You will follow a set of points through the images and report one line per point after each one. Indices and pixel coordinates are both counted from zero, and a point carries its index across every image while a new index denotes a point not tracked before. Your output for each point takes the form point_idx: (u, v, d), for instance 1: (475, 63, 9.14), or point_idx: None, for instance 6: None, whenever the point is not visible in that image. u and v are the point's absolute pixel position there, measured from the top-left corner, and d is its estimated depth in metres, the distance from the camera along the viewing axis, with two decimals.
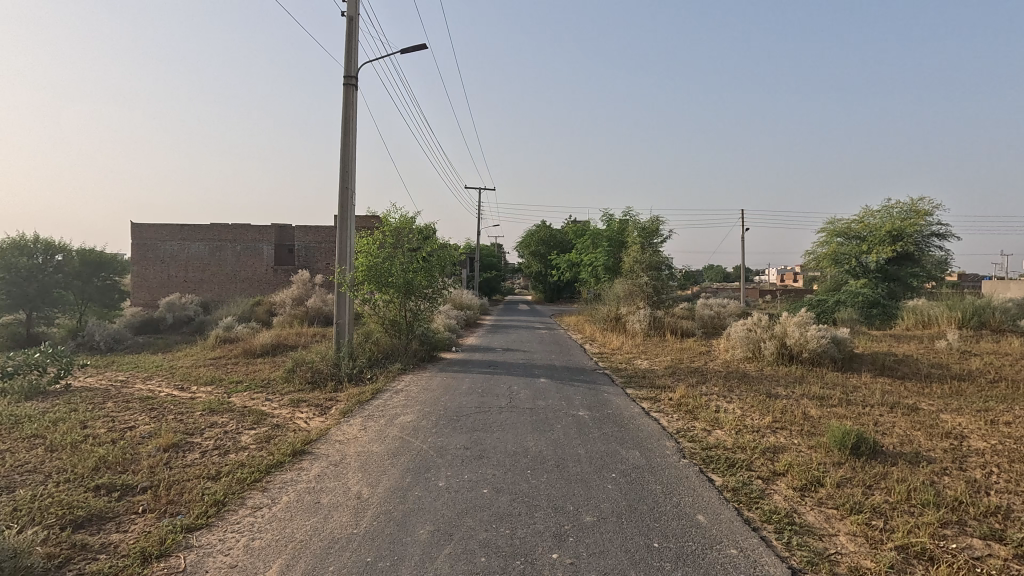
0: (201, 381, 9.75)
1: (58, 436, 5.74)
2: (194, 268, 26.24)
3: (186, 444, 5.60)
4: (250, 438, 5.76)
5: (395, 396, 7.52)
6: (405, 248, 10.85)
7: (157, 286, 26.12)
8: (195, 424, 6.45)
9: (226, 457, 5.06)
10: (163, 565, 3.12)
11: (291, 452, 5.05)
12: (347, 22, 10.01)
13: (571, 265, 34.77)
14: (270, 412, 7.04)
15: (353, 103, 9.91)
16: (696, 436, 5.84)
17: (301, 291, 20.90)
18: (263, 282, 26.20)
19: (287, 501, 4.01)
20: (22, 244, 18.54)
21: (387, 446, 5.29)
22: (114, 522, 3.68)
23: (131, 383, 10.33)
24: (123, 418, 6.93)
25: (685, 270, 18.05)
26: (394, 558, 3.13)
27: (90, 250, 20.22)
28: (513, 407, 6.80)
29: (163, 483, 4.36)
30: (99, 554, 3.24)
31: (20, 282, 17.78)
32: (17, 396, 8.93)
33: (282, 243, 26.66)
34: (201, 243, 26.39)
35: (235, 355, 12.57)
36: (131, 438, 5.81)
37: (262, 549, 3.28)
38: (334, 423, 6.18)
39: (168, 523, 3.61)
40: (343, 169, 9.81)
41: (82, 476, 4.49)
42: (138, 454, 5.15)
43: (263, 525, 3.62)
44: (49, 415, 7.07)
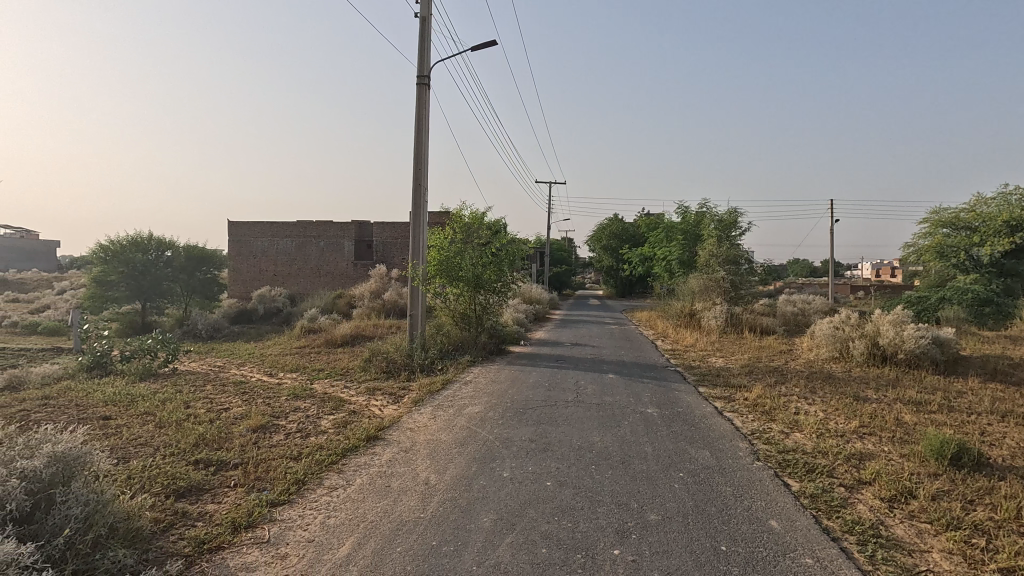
0: (287, 368, 10.46)
1: (165, 414, 6.39)
2: (283, 263, 28.03)
3: (273, 426, 6.05)
4: (328, 423, 6.12)
5: (464, 387, 7.70)
6: (475, 243, 11.04)
7: (251, 279, 28.23)
8: (280, 408, 6.94)
9: (307, 440, 5.41)
10: (250, 535, 3.40)
11: (365, 437, 5.32)
12: (420, 23, 10.31)
13: (644, 259, 33.94)
14: (347, 399, 7.44)
15: (425, 101, 10.21)
16: (772, 438, 5.56)
17: (378, 284, 21.83)
18: (343, 276, 27.58)
19: (360, 483, 4.23)
20: (138, 241, 20.66)
21: (454, 435, 5.44)
22: (209, 494, 4.05)
23: (227, 368, 11.25)
24: (219, 400, 7.59)
25: (767, 264, 17.11)
26: (457, 544, 3.24)
27: (193, 246, 22.16)
28: (580, 402, 6.77)
29: (252, 461, 4.74)
30: (197, 522, 3.58)
31: (137, 276, 20.00)
32: (132, 377, 10.02)
33: (361, 239, 27.95)
34: (289, 239, 28.19)
35: (317, 345, 13.37)
36: (226, 418, 6.35)
37: (336, 527, 3.49)
38: (405, 412, 6.43)
39: (254, 498, 3.92)
40: (416, 167, 10.13)
41: (183, 451, 4.96)
42: (231, 433, 5.63)
43: (338, 504, 3.85)
44: (158, 395, 7.87)
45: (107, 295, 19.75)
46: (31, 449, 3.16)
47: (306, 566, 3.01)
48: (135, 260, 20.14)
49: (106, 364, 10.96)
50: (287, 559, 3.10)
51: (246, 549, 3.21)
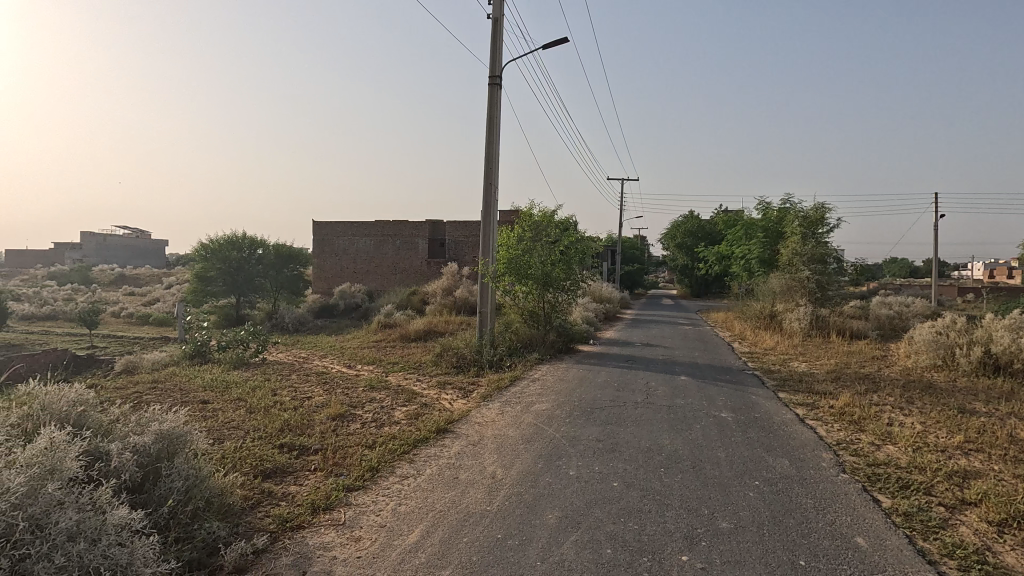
0: (364, 361, 10.97)
1: (255, 400, 6.90)
2: (362, 261, 29.36)
3: (350, 415, 6.37)
4: (401, 414, 6.36)
5: (531, 384, 7.75)
6: (545, 241, 11.04)
7: (332, 276, 29.80)
8: (358, 398, 7.31)
9: (381, 430, 5.66)
10: (327, 516, 3.61)
11: (435, 429, 5.49)
12: (492, 24, 10.45)
13: (721, 258, 32.57)
14: (419, 392, 7.70)
15: (497, 101, 10.34)
16: (861, 449, 5.17)
17: (450, 282, 22.36)
18: (417, 274, 28.48)
19: (429, 474, 4.37)
20: (234, 240, 22.39)
21: (521, 431, 5.49)
22: (292, 476, 4.34)
23: (310, 360, 11.97)
24: (302, 389, 8.10)
25: (858, 263, 15.90)
26: (522, 538, 3.27)
27: (282, 245, 23.71)
28: (649, 404, 6.61)
29: (330, 447, 5.02)
30: (281, 501, 3.84)
31: (232, 272, 21.68)
32: (228, 365, 10.90)
33: (435, 237, 28.75)
34: (367, 238, 29.48)
35: (392, 339, 13.92)
36: (309, 406, 6.77)
37: (406, 514, 3.62)
38: (474, 406, 6.57)
39: (333, 482, 4.15)
40: (487, 166, 10.29)
41: (270, 435, 5.33)
42: (313, 420, 6.00)
43: (409, 492, 4.00)
44: (249, 382, 8.51)
45: (207, 290, 21.59)
46: (141, 426, 3.51)
47: (378, 550, 3.15)
48: (231, 257, 21.84)
49: (205, 353, 11.99)
50: (361, 541, 3.26)
51: (324, 530, 3.41)
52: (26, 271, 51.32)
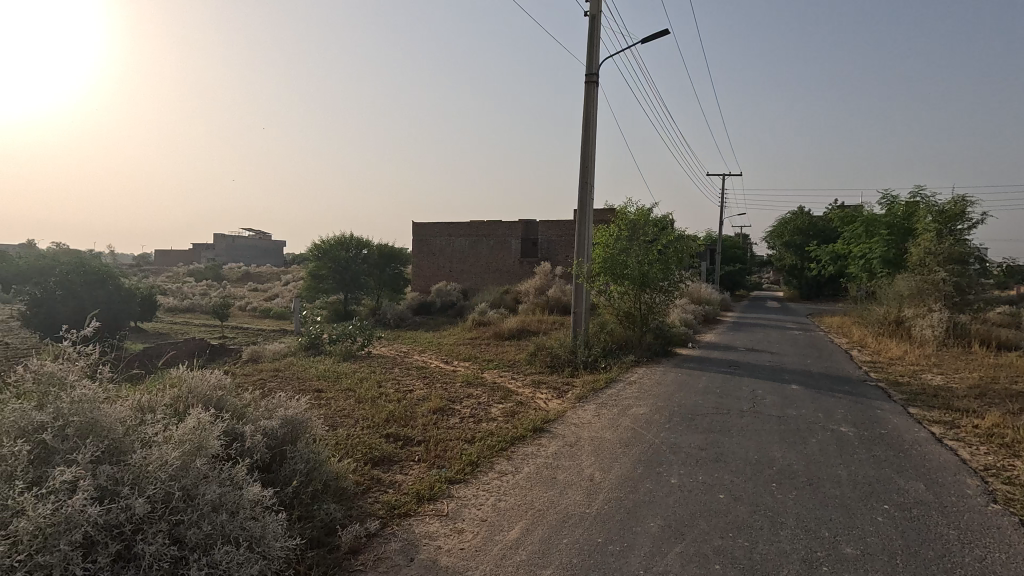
0: (461, 358, 11.31)
1: (363, 391, 7.35)
2: (457, 261, 30.28)
3: (449, 409, 6.59)
4: (498, 411, 6.47)
5: (628, 387, 7.56)
6: (641, 240, 10.72)
7: (430, 275, 31.02)
8: (456, 393, 7.54)
9: (479, 425, 5.79)
10: (432, 507, 3.74)
11: (532, 428, 5.53)
12: (590, 22, 10.34)
13: (836, 257, 29.89)
14: (514, 390, 7.79)
15: (593, 98, 10.21)
16: (1016, 478, 4.49)
17: (543, 281, 22.43)
18: (510, 273, 28.87)
19: (528, 472, 4.40)
20: (343, 241, 24.02)
21: (619, 435, 5.37)
22: (397, 465, 4.56)
23: (410, 354, 12.54)
24: (405, 382, 8.50)
25: (1008, 264, 13.88)
26: (624, 544, 3.19)
27: (385, 245, 25.07)
28: (757, 413, 6.20)
29: (432, 440, 5.21)
30: (389, 488, 4.04)
31: (341, 270, 23.28)
32: (338, 357, 11.71)
33: (528, 237, 28.99)
34: (462, 238, 30.34)
35: (487, 337, 14.23)
36: (411, 399, 7.10)
37: (506, 511, 3.67)
38: (569, 407, 6.53)
39: (435, 473, 4.30)
40: (583, 165, 10.20)
41: (377, 425, 5.65)
42: (415, 413, 6.27)
43: (508, 488, 4.05)
44: (357, 374, 9.08)
45: (319, 287, 23.36)
46: (270, 411, 3.85)
47: (481, 543, 3.22)
48: (340, 256, 23.45)
49: (318, 345, 12.97)
50: (464, 533, 3.35)
51: (429, 520, 3.54)
52: (172, 268, 58.57)
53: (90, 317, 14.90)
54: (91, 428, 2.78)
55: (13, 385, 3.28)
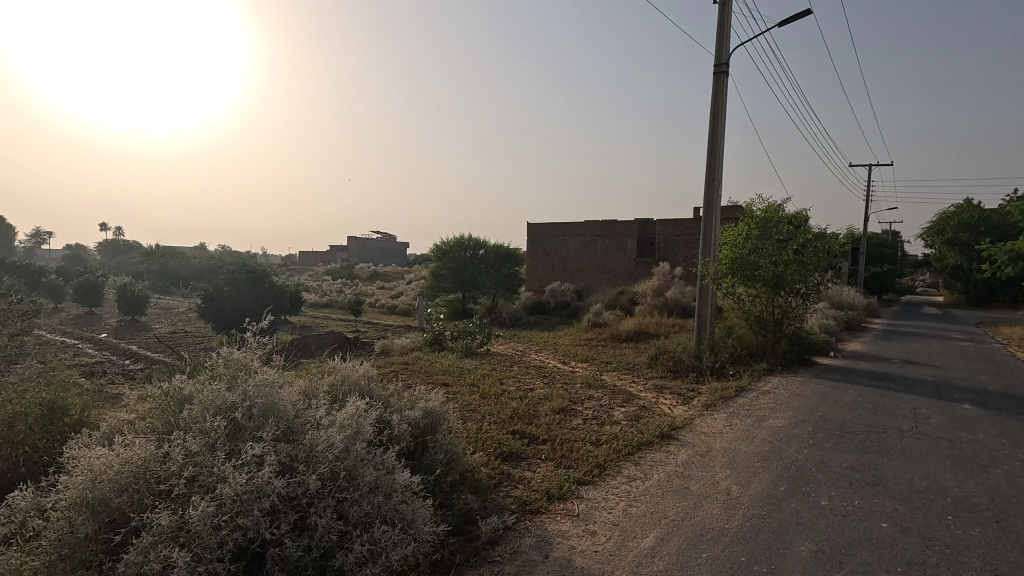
0: (578, 358, 11.29)
1: (486, 388, 7.61)
2: (571, 261, 30.24)
3: (572, 410, 6.61)
4: (621, 415, 6.36)
5: (762, 397, 7.05)
6: (775, 239, 9.95)
7: (544, 275, 31.31)
8: (577, 394, 7.54)
9: (603, 428, 5.74)
10: (562, 506, 3.77)
11: (659, 434, 5.37)
12: (719, 9, 9.80)
13: (1017, 257, 25.43)
14: (637, 393, 7.61)
15: (722, 90, 9.67)
16: None
17: (660, 282, 21.65)
18: (626, 273, 28.23)
19: (658, 479, 4.28)
20: (462, 242, 25.08)
21: (755, 447, 5.04)
22: (525, 462, 4.66)
23: (528, 353, 12.76)
24: (525, 380, 8.67)
25: None
26: (771, 566, 2.98)
27: (501, 246, 25.73)
28: (921, 435, 5.47)
29: (557, 439, 5.26)
30: (519, 484, 4.14)
31: (460, 270, 24.34)
32: (459, 353, 12.26)
33: (644, 236, 28.15)
34: (576, 238, 30.22)
35: (603, 339, 14.06)
36: (533, 397, 7.22)
37: (638, 517, 3.59)
38: (698, 414, 6.25)
39: (563, 473, 4.33)
40: (710, 161, 9.70)
41: (503, 421, 5.82)
42: (538, 411, 6.37)
43: (639, 495, 3.97)
44: (480, 370, 9.42)
45: (440, 286, 24.63)
46: (412, 402, 4.13)
47: (614, 548, 3.18)
48: (459, 257, 24.52)
49: (441, 341, 13.67)
50: (597, 536, 3.33)
51: (561, 518, 3.57)
52: (314, 267, 65.09)
53: (268, 309, 17.30)
54: (270, 410, 3.16)
55: (208, 369, 3.84)
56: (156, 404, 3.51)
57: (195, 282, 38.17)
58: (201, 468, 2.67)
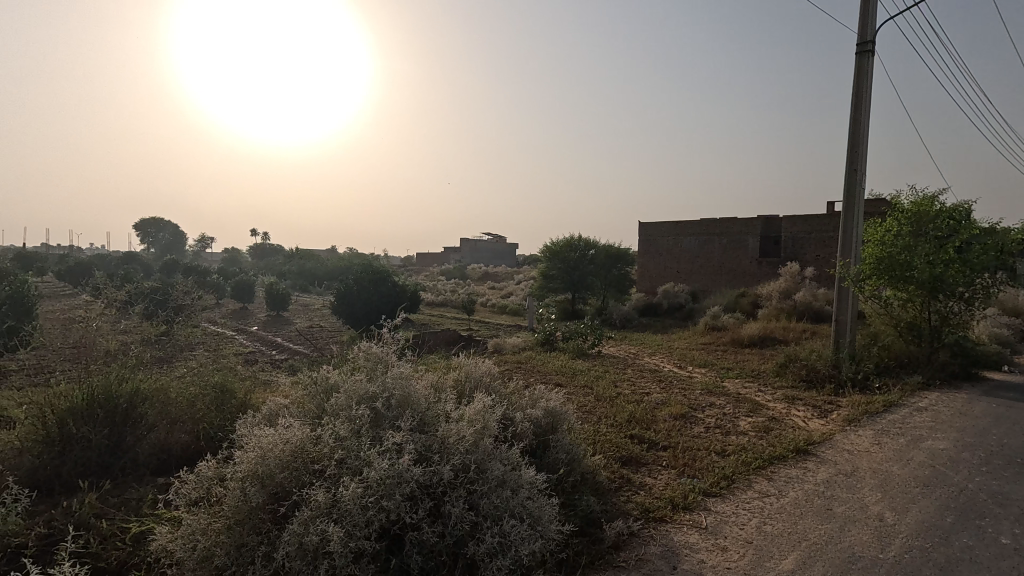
0: (696, 363, 10.77)
1: (600, 389, 7.51)
2: (686, 261, 28.93)
3: (693, 417, 6.31)
4: (748, 425, 5.96)
5: (917, 415, 6.23)
6: (931, 236, 8.76)
7: (656, 275, 30.25)
8: (697, 400, 7.19)
9: (728, 438, 5.41)
10: (689, 517, 3.62)
11: (794, 449, 4.96)
12: None
13: None
14: (764, 403, 7.09)
15: (866, 71, 8.71)
16: None
17: (787, 284, 19.97)
18: (747, 274, 26.43)
19: (795, 497, 3.95)
20: (572, 243, 25.02)
21: (912, 471, 4.46)
22: (646, 468, 4.53)
23: (641, 356, 12.41)
24: (641, 384, 8.44)
25: None
26: None
27: (611, 246, 25.25)
28: None
29: (678, 446, 5.06)
30: (640, 490, 4.03)
31: (570, 271, 24.30)
32: (571, 354, 12.23)
33: (769, 234, 26.16)
34: (692, 237, 28.82)
35: (723, 344, 13.27)
36: (650, 402, 7.00)
37: (774, 536, 3.34)
38: (839, 429, 5.67)
39: (687, 482, 4.15)
40: (851, 150, 8.79)
41: (621, 424, 5.72)
42: (656, 417, 6.16)
43: (774, 512, 3.69)
44: (593, 372, 9.32)
45: (549, 286, 24.82)
46: (533, 401, 4.19)
47: (750, 567, 3.00)
48: (569, 258, 24.51)
49: (552, 341, 13.74)
50: (728, 552, 3.16)
51: (687, 529, 3.43)
52: (429, 268, 68.48)
53: (399, 309, 18.60)
54: (406, 401, 3.38)
55: (350, 361, 4.17)
56: (308, 391, 3.88)
57: (328, 282, 41.88)
58: (349, 451, 2.92)
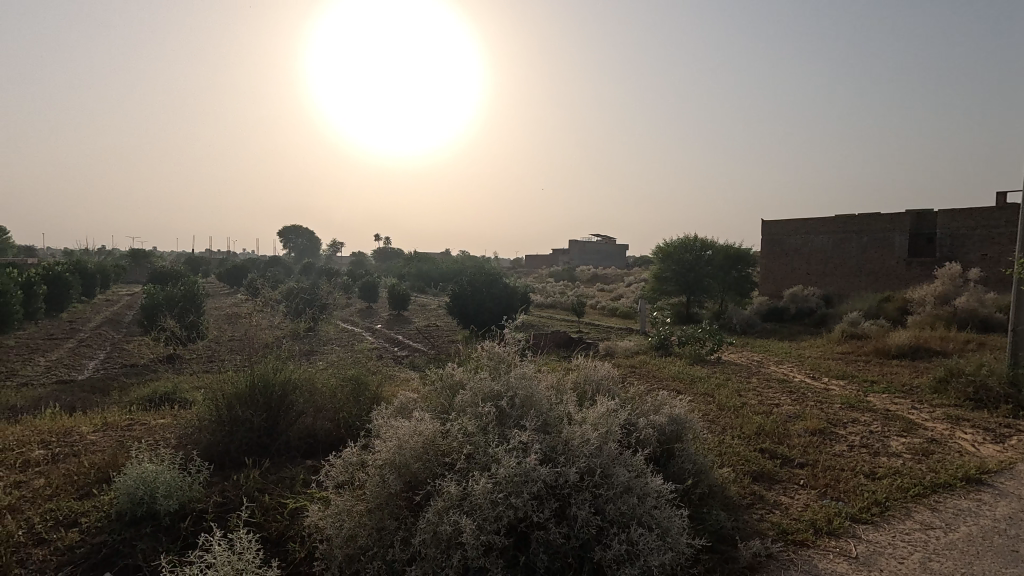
0: (833, 374, 9.79)
1: (723, 398, 7.09)
2: (818, 261, 26.44)
3: (832, 433, 5.74)
4: (901, 446, 5.29)
5: None
6: None
7: (782, 277, 27.99)
8: (836, 415, 6.53)
9: (877, 459, 4.85)
10: (834, 543, 3.29)
11: (963, 477, 4.31)
12: None
13: None
14: (920, 422, 6.26)
15: None
16: None
17: (944, 288, 17.49)
18: (893, 277, 23.55)
19: (967, 533, 3.43)
20: (688, 243, 23.95)
21: None
22: (780, 486, 4.19)
23: (767, 364, 11.53)
24: (768, 394, 7.84)
25: None
26: None
27: (731, 246, 23.77)
28: None
29: (817, 464, 4.62)
30: (775, 509, 3.74)
31: (684, 273, 23.27)
32: (688, 360, 11.69)
33: (920, 231, 23.11)
34: (824, 235, 26.29)
35: (865, 354, 11.93)
36: (780, 414, 6.47)
37: None
38: (1020, 458, 4.85)
39: (829, 505, 3.78)
40: None
41: (749, 437, 5.35)
42: (789, 431, 5.68)
43: (940, 548, 3.24)
44: (713, 379, 8.82)
45: (663, 289, 23.96)
46: (656, 407, 4.05)
47: None
48: (684, 259, 23.48)
49: (667, 346, 13.24)
50: None
51: (833, 557, 3.12)
52: (538, 270, 69.09)
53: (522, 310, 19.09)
54: (529, 401, 3.42)
55: (474, 360, 4.32)
56: (435, 388, 4.08)
57: (443, 283, 43.93)
58: (476, 447, 3.02)
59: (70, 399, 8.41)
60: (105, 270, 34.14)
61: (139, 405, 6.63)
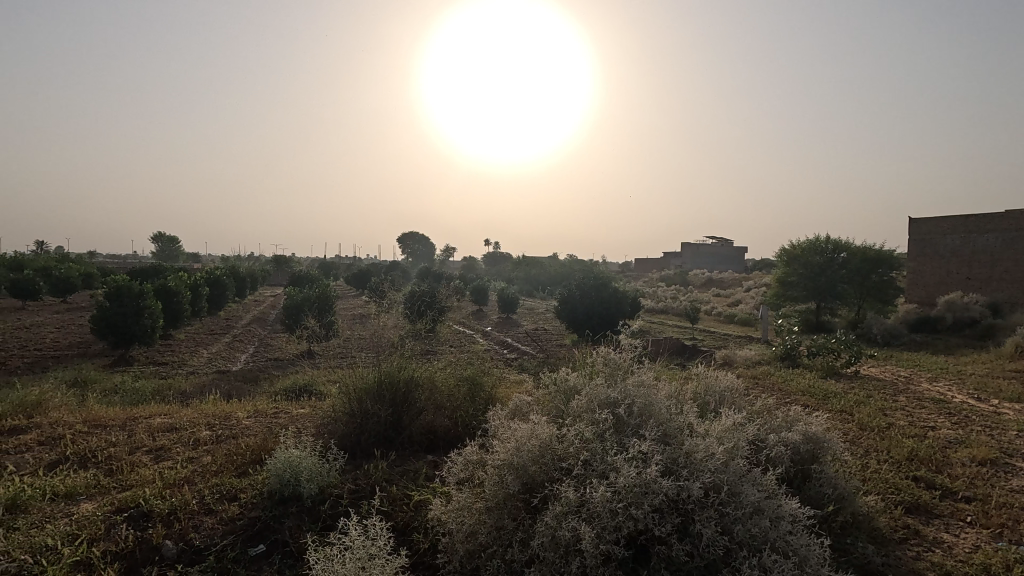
0: (1005, 395, 8.39)
1: (864, 417, 6.36)
2: (982, 265, 22.88)
3: (1007, 464, 4.91)
4: None
5: None
6: None
7: (935, 283, 24.58)
8: (1012, 444, 5.58)
9: None
10: None
11: None
12: None
13: None
14: None
15: None
16: None
17: None
18: None
19: None
20: (817, 245, 21.92)
21: None
22: (940, 521, 3.67)
23: (917, 381, 10.16)
24: (920, 415, 6.91)
25: None
26: None
27: (870, 248, 21.34)
28: None
29: (989, 500, 3.98)
30: (935, 547, 3.28)
31: (814, 277, 21.30)
32: (819, 373, 10.66)
33: None
34: (990, 234, 22.71)
35: None
36: (938, 440, 5.67)
37: None
38: None
39: (1006, 549, 3.24)
40: None
41: (899, 462, 4.74)
42: (950, 458, 4.95)
43: None
44: (851, 395, 7.96)
45: (788, 294, 22.12)
46: (788, 423, 3.74)
47: None
48: (813, 262, 21.49)
49: (795, 357, 12.18)
50: None
51: None
52: (649, 274, 66.97)
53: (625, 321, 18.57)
54: (647, 410, 3.31)
55: (589, 366, 4.27)
56: (549, 391, 4.09)
57: (551, 287, 44.13)
58: (594, 454, 2.97)
59: (227, 388, 9.60)
60: (254, 274, 38.64)
61: (284, 395, 7.41)
